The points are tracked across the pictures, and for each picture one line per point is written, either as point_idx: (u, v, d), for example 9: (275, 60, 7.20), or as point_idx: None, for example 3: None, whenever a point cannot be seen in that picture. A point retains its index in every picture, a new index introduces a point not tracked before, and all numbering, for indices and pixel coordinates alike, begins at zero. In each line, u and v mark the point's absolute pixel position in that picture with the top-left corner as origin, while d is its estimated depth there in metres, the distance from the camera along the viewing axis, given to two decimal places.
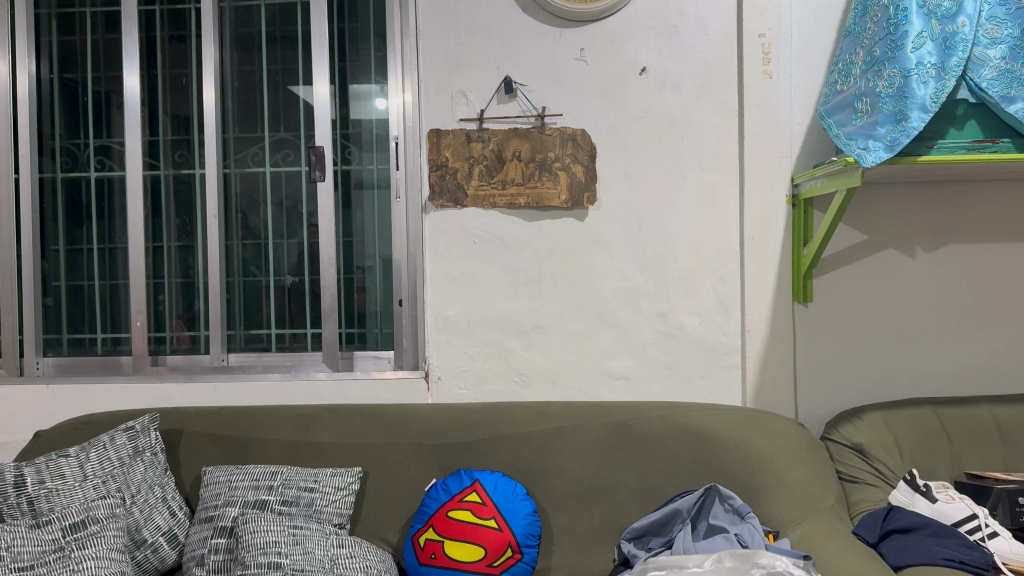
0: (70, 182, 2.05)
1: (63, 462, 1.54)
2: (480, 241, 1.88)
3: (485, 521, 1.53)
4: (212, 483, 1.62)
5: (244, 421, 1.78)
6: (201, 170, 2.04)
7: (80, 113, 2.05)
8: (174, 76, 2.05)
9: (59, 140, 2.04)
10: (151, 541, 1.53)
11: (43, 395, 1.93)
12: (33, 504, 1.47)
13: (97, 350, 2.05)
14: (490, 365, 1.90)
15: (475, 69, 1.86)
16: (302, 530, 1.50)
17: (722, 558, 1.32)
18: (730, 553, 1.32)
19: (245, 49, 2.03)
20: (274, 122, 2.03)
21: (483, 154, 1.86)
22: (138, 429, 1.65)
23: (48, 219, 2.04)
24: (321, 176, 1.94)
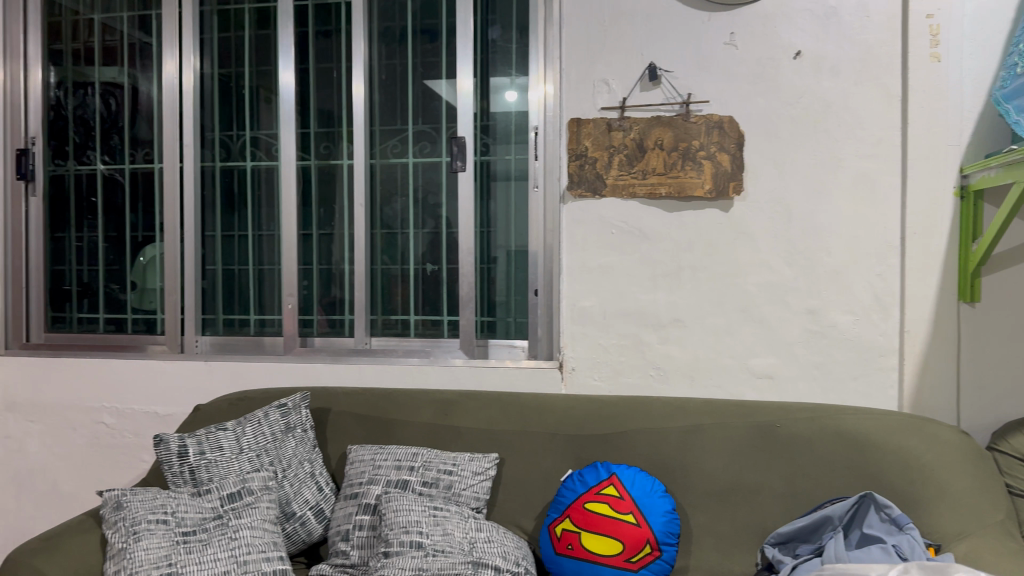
0: (227, 171, 2.16)
1: (221, 436, 1.61)
2: (619, 232, 1.85)
3: (623, 516, 1.49)
4: (358, 461, 1.67)
5: (385, 404, 1.82)
6: (347, 161, 2.11)
7: (236, 106, 2.15)
8: (323, 70, 2.12)
9: (217, 132, 2.16)
10: (300, 515, 1.60)
11: (201, 370, 2.04)
12: (194, 473, 1.54)
13: (248, 331, 2.16)
14: (626, 358, 1.87)
15: (619, 56, 1.83)
16: (442, 512, 1.53)
17: (908, 569, 1.21)
18: (918, 564, 1.21)
19: (389, 42, 2.08)
20: (416, 114, 2.07)
21: (624, 143, 1.83)
22: (290, 405, 1.72)
23: (207, 206, 2.16)
24: (463, 167, 1.98)
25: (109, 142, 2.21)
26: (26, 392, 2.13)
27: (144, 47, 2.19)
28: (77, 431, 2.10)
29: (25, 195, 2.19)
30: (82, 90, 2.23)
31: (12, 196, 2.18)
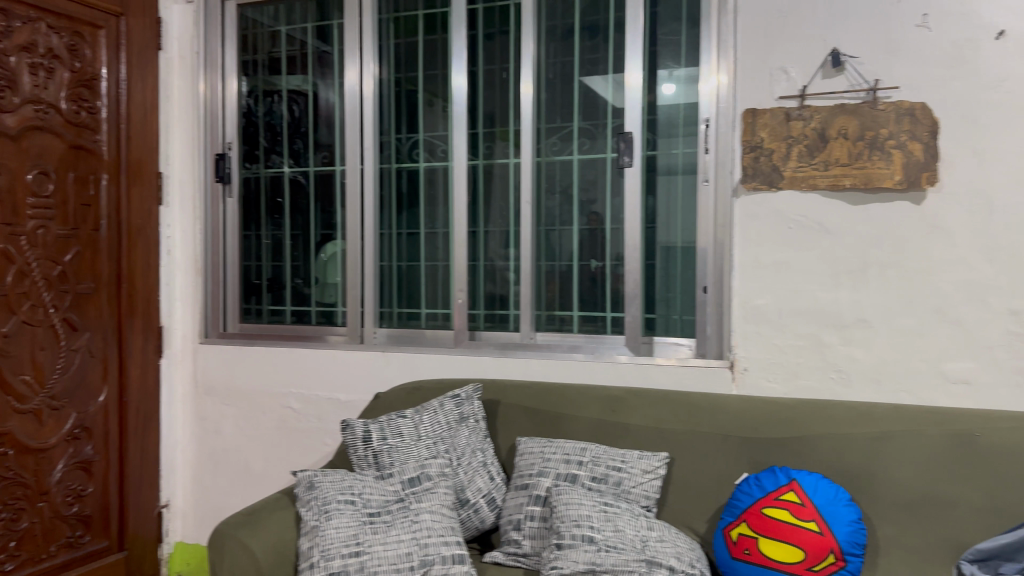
0: (402, 172, 2.25)
1: (401, 423, 1.69)
2: (796, 226, 1.78)
3: (805, 523, 1.43)
4: (527, 453, 1.70)
5: (554, 398, 1.84)
6: (515, 159, 2.12)
7: (409, 109, 2.23)
8: (493, 70, 2.15)
9: (392, 134, 2.25)
10: (473, 502, 1.64)
11: (378, 361, 2.14)
12: (377, 457, 1.63)
13: (420, 324, 2.24)
14: (803, 359, 1.79)
15: (798, 43, 1.77)
16: (612, 508, 1.52)
17: None
18: None
19: (558, 39, 2.08)
20: (582, 111, 2.06)
21: (804, 134, 1.76)
22: (463, 396, 1.78)
23: (384, 205, 2.26)
24: (630, 162, 1.96)
25: (293, 146, 2.36)
26: (222, 378, 2.31)
27: (323, 55, 2.31)
28: (266, 414, 2.26)
29: (223, 196, 2.39)
30: (270, 98, 2.39)
31: (211, 197, 2.38)
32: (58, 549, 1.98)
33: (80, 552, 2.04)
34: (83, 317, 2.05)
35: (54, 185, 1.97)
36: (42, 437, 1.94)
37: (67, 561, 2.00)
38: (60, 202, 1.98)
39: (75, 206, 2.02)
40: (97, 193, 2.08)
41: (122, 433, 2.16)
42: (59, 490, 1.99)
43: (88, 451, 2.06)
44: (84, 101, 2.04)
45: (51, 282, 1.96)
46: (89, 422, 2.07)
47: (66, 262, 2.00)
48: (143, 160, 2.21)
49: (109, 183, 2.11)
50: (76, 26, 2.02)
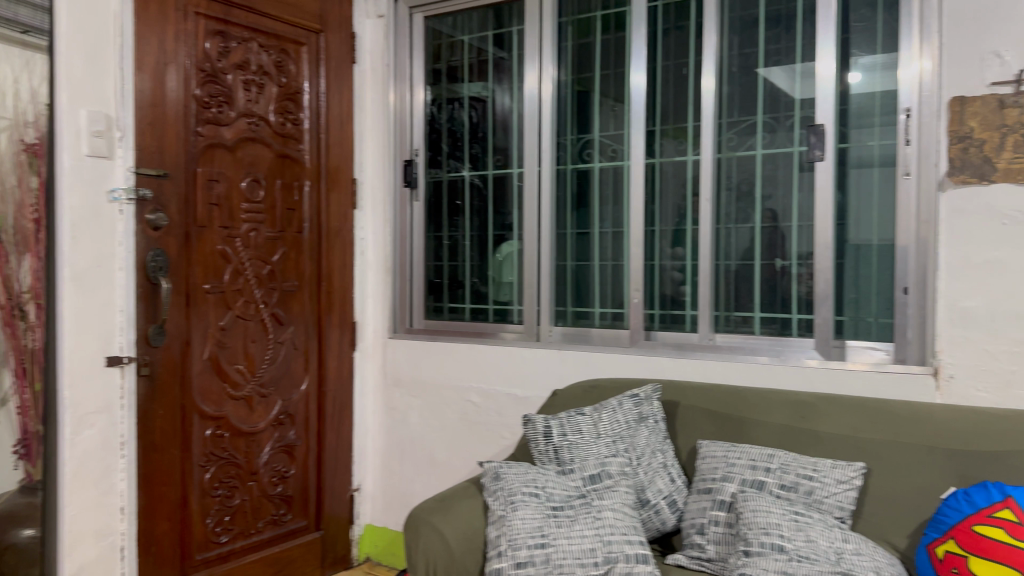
0: (579, 173, 2.26)
1: (580, 420, 1.70)
2: (1012, 222, 1.63)
3: (1018, 540, 1.28)
4: (710, 456, 1.67)
5: (737, 401, 1.79)
6: (695, 156, 2.07)
7: (587, 109, 2.23)
8: (676, 66, 2.10)
9: (569, 135, 2.27)
10: (654, 503, 1.63)
11: (554, 359, 2.18)
12: (558, 452, 1.65)
13: (595, 323, 2.23)
14: (1020, 367, 1.64)
15: (1015, 23, 1.62)
16: (804, 518, 1.45)
17: None
18: None
19: (742, 31, 2.02)
20: (766, 105, 1.98)
21: (1021, 122, 1.61)
22: (642, 396, 1.78)
23: (561, 206, 2.29)
24: (821, 156, 1.87)
25: (473, 150, 2.44)
26: (408, 370, 2.44)
27: (501, 61, 2.37)
28: (448, 407, 2.36)
29: (411, 200, 2.53)
30: (452, 105, 2.47)
31: (400, 200, 2.52)
32: (265, 525, 2.16)
33: (283, 529, 2.21)
34: (288, 312, 2.23)
35: (264, 190, 2.15)
36: (252, 422, 2.13)
37: (273, 537, 2.18)
38: (269, 207, 2.17)
39: (281, 210, 2.21)
40: (300, 198, 2.26)
41: (320, 420, 2.33)
42: (267, 470, 2.17)
43: (290, 436, 2.24)
44: (290, 113, 2.22)
45: (261, 279, 2.15)
46: (292, 409, 2.25)
47: (274, 261, 2.19)
48: (340, 166, 2.38)
49: (310, 189, 2.29)
50: (282, 45, 2.20)
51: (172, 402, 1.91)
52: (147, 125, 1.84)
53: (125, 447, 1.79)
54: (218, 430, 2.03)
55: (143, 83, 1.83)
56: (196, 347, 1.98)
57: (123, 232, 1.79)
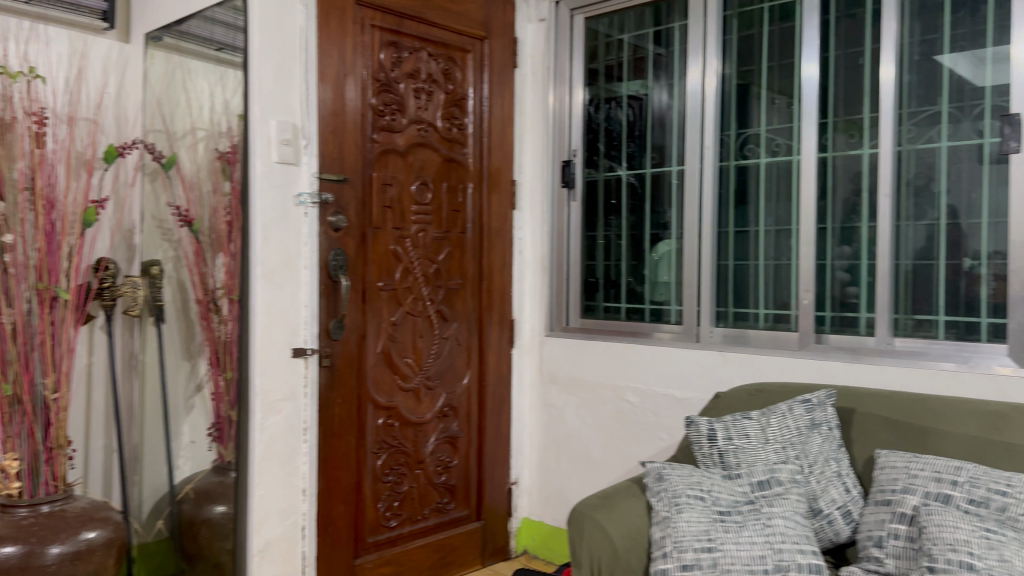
0: (741, 169, 2.19)
1: (746, 424, 1.66)
2: None
3: None
4: (889, 467, 1.58)
5: (920, 409, 1.69)
6: (870, 149, 1.96)
7: (752, 104, 2.17)
8: (849, 55, 2.00)
9: (732, 131, 2.21)
10: (827, 513, 1.57)
11: (717, 360, 2.14)
12: (723, 456, 1.62)
13: (759, 325, 2.15)
14: None
15: None
16: (997, 536, 1.34)
17: None
18: None
19: (924, 16, 1.89)
20: (951, 95, 1.86)
21: None
22: (814, 402, 1.70)
23: (722, 203, 2.23)
24: (1017, 148, 1.73)
25: (631, 148, 2.42)
26: (565, 368, 2.47)
27: (661, 58, 2.35)
28: (606, 406, 2.37)
29: (568, 200, 2.54)
30: (610, 104, 2.47)
31: (557, 200, 2.55)
32: (430, 512, 2.26)
33: (446, 517, 2.31)
34: (452, 310, 2.32)
35: (431, 193, 2.25)
36: (419, 413, 2.23)
37: (437, 524, 2.28)
38: (436, 208, 2.27)
39: (447, 211, 2.30)
40: (464, 200, 2.35)
41: (481, 415, 2.41)
42: (432, 460, 2.27)
43: (454, 428, 2.33)
44: (455, 119, 2.31)
45: (428, 278, 2.25)
46: (456, 402, 2.34)
47: (440, 261, 2.28)
48: (501, 168, 2.45)
49: (474, 191, 2.37)
50: (450, 52, 2.29)
51: (349, 392, 2.03)
52: (329, 133, 1.96)
53: (307, 433, 1.92)
54: (389, 419, 2.14)
55: (325, 94, 1.95)
56: (371, 341, 2.09)
57: (308, 234, 1.92)
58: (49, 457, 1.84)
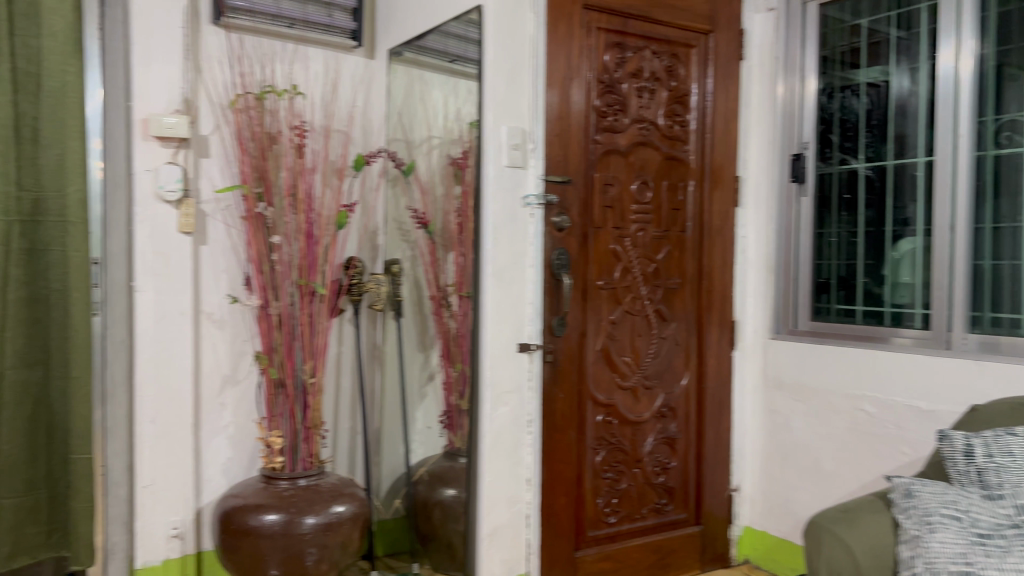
0: (1001, 158, 1.95)
1: (1011, 441, 1.48)
2: None
3: None
4: None
5: None
6: None
7: (1013, 86, 1.93)
8: None
9: (989, 117, 1.98)
10: None
11: (971, 371, 1.94)
12: (982, 474, 1.47)
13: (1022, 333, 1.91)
14: None
15: None
16: None
17: None
18: None
19: None
20: None
21: None
22: None
23: (978, 196, 2.00)
24: None
25: (870, 140, 2.27)
26: (792, 372, 2.37)
27: (904, 42, 2.17)
28: (839, 414, 2.23)
29: (797, 196, 2.44)
30: (845, 92, 2.33)
31: (785, 197, 2.45)
32: (649, 512, 2.26)
33: (664, 518, 2.29)
34: (671, 310, 2.30)
35: (652, 192, 2.24)
36: (637, 412, 2.23)
37: (656, 524, 2.27)
38: (656, 207, 2.26)
39: (668, 210, 2.28)
40: (685, 198, 2.32)
41: (700, 418, 2.37)
42: (651, 460, 2.27)
43: (672, 429, 2.31)
44: (678, 116, 2.29)
45: (647, 277, 2.24)
46: (674, 403, 2.31)
47: (659, 259, 2.27)
48: (724, 165, 2.39)
49: (695, 189, 2.34)
50: (674, 49, 2.27)
51: (570, 387, 2.07)
52: (554, 136, 2.01)
53: (532, 425, 2.00)
54: (608, 416, 2.16)
55: (552, 98, 2.01)
56: (590, 339, 2.12)
57: (534, 234, 1.99)
58: (306, 437, 2.06)
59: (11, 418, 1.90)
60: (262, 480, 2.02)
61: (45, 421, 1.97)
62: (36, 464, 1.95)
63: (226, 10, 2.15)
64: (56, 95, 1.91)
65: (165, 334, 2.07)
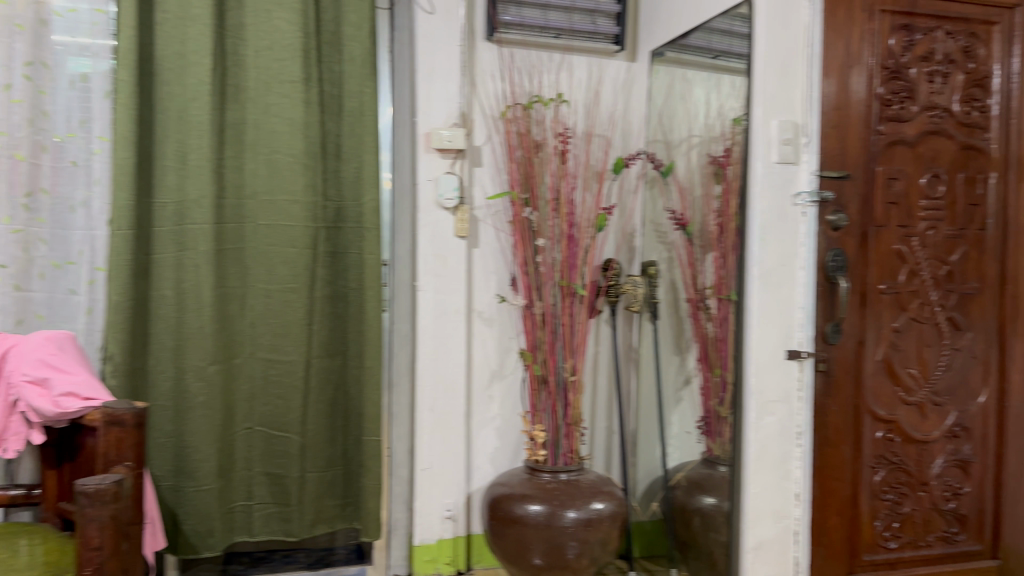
0: None
1: None
2: None
3: None
4: None
5: None
6: None
7: None
8: None
9: None
10: None
11: None
12: None
13: None
14: None
15: None
16: None
17: None
18: None
19: None
20: None
21: None
22: None
23: None
24: None
25: None
26: None
27: None
28: None
29: None
30: None
31: None
32: (935, 540, 2.04)
33: (955, 548, 2.06)
34: (967, 317, 2.06)
35: (945, 186, 2.02)
36: (925, 429, 2.02)
37: (943, 554, 2.05)
38: (950, 202, 2.03)
39: (964, 206, 2.05)
40: (985, 191, 2.07)
41: (1001, 438, 2.10)
42: (939, 483, 2.04)
43: (966, 450, 2.07)
44: (976, 100, 2.04)
45: (939, 281, 2.03)
46: (968, 422, 2.07)
47: (953, 261, 2.04)
48: None
49: (998, 181, 2.07)
50: (971, 27, 2.04)
51: (845, 400, 1.93)
52: (831, 128, 1.90)
53: (801, 438, 1.92)
54: (889, 433, 1.98)
55: (830, 87, 1.90)
56: (870, 347, 1.96)
57: (806, 234, 1.90)
58: (567, 432, 2.10)
59: (316, 402, 2.15)
60: (527, 471, 2.11)
61: (343, 406, 2.20)
62: (335, 444, 2.19)
63: (498, 26, 2.29)
64: (355, 113, 2.14)
65: (441, 330, 2.24)
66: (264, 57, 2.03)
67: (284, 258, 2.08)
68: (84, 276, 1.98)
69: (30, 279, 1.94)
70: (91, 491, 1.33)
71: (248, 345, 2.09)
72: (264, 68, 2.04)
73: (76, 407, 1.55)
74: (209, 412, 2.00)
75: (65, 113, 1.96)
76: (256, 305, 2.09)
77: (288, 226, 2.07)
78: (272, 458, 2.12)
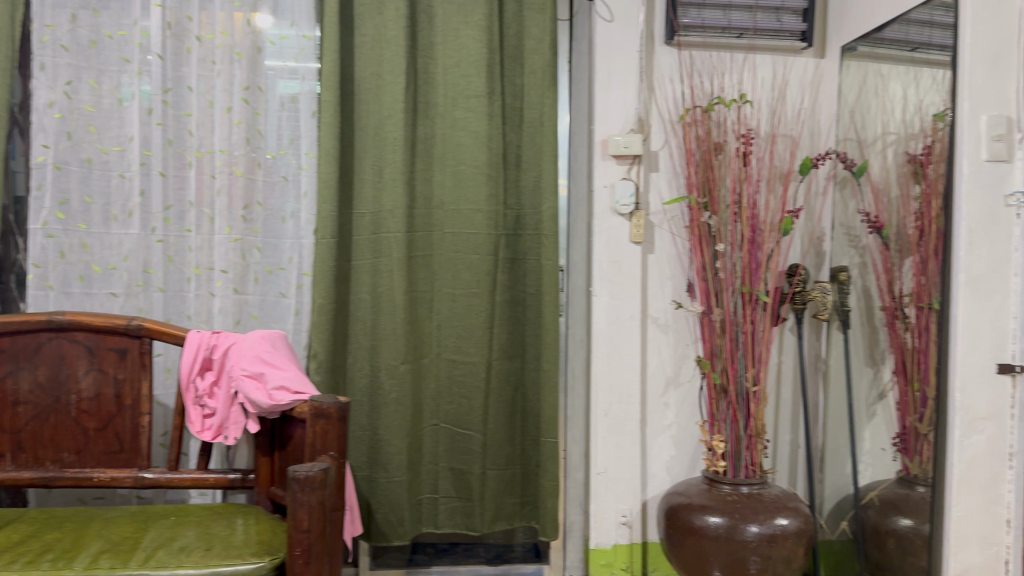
0: None
1: None
2: None
3: None
4: None
5: None
6: None
7: None
8: None
9: None
10: None
11: None
12: None
13: None
14: None
15: None
16: None
17: None
18: None
19: None
20: None
21: None
22: None
23: None
24: None
25: None
26: None
27: None
28: None
29: None
30: None
31: None
32: None
33: None
34: None
35: None
36: None
37: None
38: None
39: None
40: None
41: None
42: None
43: None
44: None
45: None
46: None
47: None
48: None
49: None
50: None
51: None
52: None
53: (1014, 459, 1.77)
54: None
55: None
56: None
57: (1020, 237, 1.75)
58: (748, 444, 2.05)
59: (496, 402, 2.22)
60: (706, 481, 2.08)
61: (521, 408, 2.27)
62: (514, 443, 2.25)
63: (678, 29, 2.26)
64: (535, 124, 2.19)
65: (617, 336, 2.25)
66: (451, 73, 2.14)
67: (468, 264, 2.17)
68: (292, 280, 2.15)
69: (247, 283, 2.15)
70: (301, 477, 1.44)
71: (434, 346, 2.21)
72: (451, 84, 2.14)
73: (288, 400, 1.69)
74: (400, 408, 2.12)
75: (276, 132, 2.15)
76: (442, 308, 2.20)
77: (472, 234, 2.16)
78: (455, 454, 2.22)
